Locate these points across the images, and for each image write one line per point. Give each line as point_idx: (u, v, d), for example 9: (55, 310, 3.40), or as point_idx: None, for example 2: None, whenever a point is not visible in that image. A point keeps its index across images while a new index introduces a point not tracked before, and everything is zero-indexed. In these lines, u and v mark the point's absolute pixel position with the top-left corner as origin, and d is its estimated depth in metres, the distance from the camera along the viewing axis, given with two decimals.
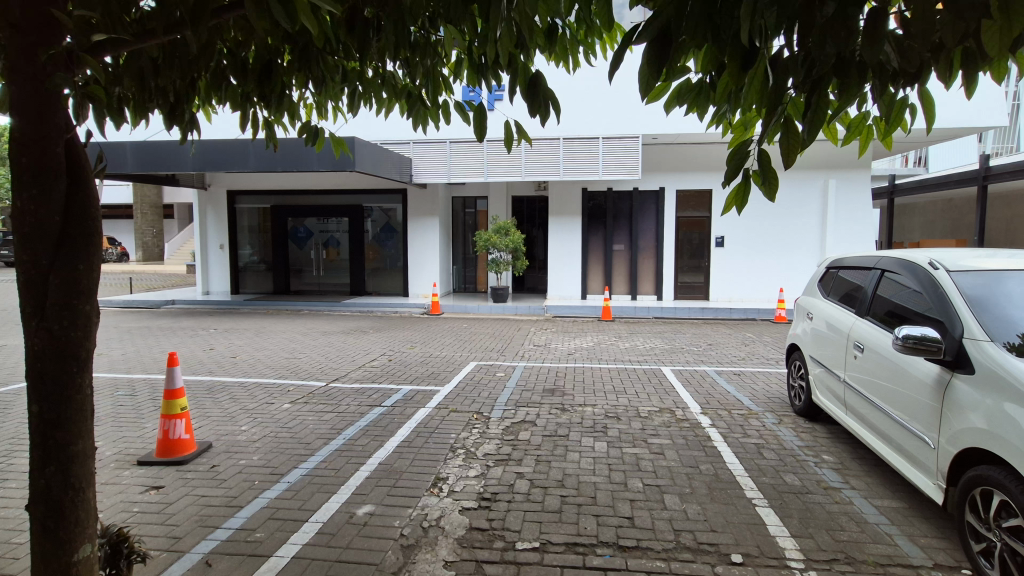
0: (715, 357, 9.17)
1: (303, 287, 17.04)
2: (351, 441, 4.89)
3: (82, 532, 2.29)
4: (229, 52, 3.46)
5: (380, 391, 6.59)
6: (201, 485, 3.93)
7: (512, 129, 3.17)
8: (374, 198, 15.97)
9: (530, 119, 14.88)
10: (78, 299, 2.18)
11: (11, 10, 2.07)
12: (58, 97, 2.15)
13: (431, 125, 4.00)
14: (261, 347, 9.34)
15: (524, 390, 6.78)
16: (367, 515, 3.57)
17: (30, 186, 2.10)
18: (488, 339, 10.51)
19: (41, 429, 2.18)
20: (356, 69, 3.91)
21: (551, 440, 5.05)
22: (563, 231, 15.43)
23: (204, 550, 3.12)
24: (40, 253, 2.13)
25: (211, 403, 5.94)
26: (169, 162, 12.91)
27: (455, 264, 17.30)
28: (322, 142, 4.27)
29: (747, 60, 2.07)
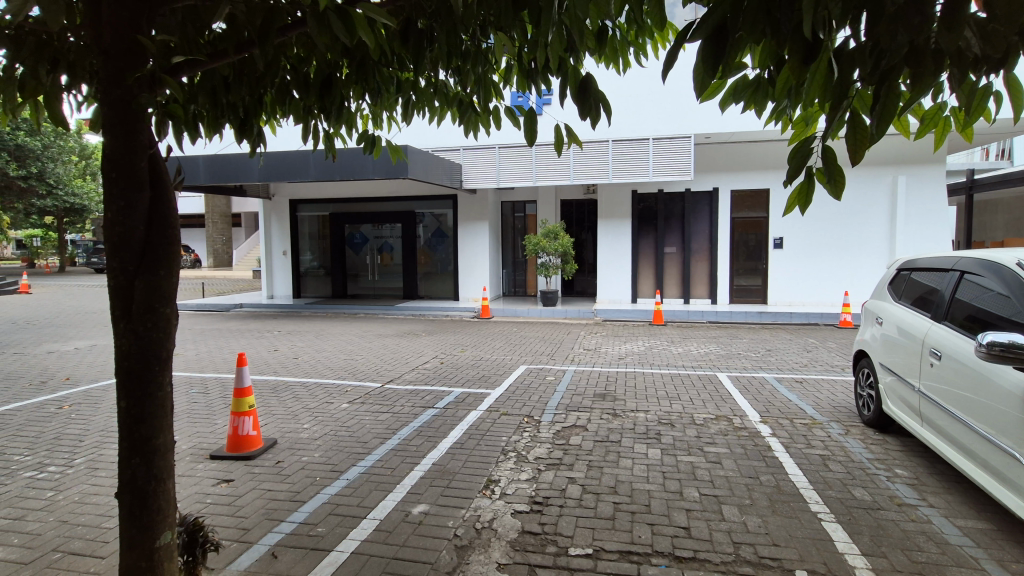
0: (775, 363, 8.79)
1: (359, 291, 17.62)
2: (405, 441, 5.02)
3: (164, 520, 2.45)
4: (291, 69, 3.65)
5: (432, 393, 6.72)
6: (267, 480, 4.14)
7: (563, 133, 3.13)
8: (426, 205, 16.33)
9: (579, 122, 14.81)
10: (160, 303, 2.36)
11: (104, 37, 2.27)
12: (142, 117, 2.33)
13: (482, 131, 4.04)
14: (321, 348, 9.75)
15: (574, 393, 6.75)
16: (422, 514, 3.64)
17: (118, 199, 2.29)
18: (537, 343, 10.54)
19: (127, 425, 2.35)
20: (410, 79, 4.00)
21: (603, 446, 4.99)
22: (613, 234, 15.24)
23: (271, 543, 3.28)
24: (126, 261, 2.32)
25: (276, 402, 6.24)
26: (238, 174, 13.72)
27: (505, 269, 17.43)
28: (379, 150, 4.41)
29: (809, 53, 1.97)
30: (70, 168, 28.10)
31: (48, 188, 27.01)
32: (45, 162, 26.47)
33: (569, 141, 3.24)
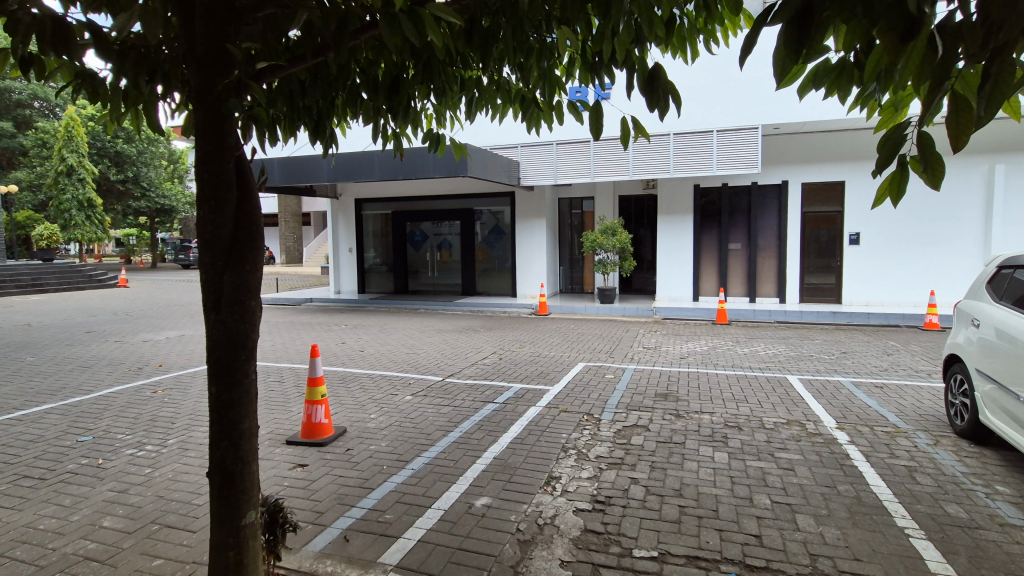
0: (851, 366, 8.24)
1: (420, 287, 18.10)
2: (466, 434, 5.10)
3: (248, 500, 2.60)
4: (361, 71, 3.77)
5: (491, 388, 6.78)
6: (339, 466, 4.33)
7: (629, 126, 3.03)
8: (484, 202, 16.50)
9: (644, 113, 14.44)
10: (246, 296, 2.52)
11: (197, 48, 2.44)
12: (229, 121, 2.49)
13: (544, 127, 4.02)
14: (385, 342, 10.09)
15: (635, 393, 6.61)
16: (485, 507, 3.69)
17: (209, 199, 2.46)
18: (595, 340, 10.41)
19: (217, 409, 2.51)
20: (473, 77, 4.03)
21: (667, 447, 4.86)
22: (673, 230, 14.80)
23: (343, 526, 3.43)
24: (217, 256, 2.48)
25: (344, 392, 6.52)
26: (308, 176, 14.44)
27: (562, 266, 17.34)
28: (444, 148, 4.48)
29: (909, 30, 1.80)
30: (161, 172, 30.53)
31: (142, 190, 29.50)
32: (139, 167, 29.18)
33: (634, 135, 3.14)
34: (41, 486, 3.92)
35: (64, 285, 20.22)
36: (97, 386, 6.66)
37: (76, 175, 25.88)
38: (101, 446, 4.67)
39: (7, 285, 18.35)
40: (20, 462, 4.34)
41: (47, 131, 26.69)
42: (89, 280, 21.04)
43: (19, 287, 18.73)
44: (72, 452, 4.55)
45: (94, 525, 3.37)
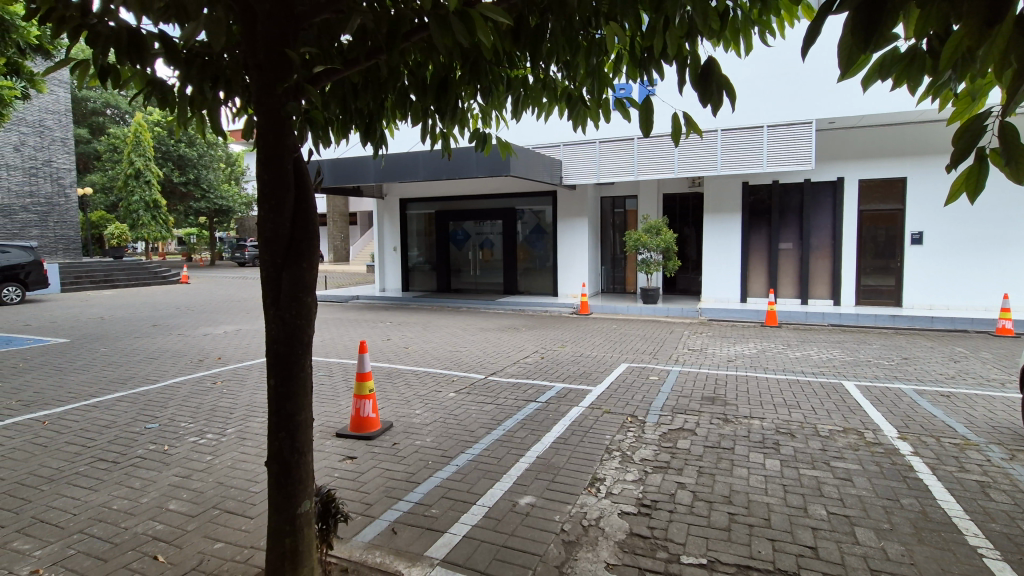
0: (913, 373, 7.79)
1: (462, 285, 18.28)
2: (509, 432, 5.12)
3: (304, 490, 2.68)
4: (410, 73, 3.83)
5: (534, 387, 6.78)
6: (386, 460, 4.44)
7: (681, 123, 2.94)
8: (526, 201, 16.52)
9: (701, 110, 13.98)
10: (303, 293, 2.61)
11: (258, 53, 2.55)
12: (288, 124, 2.58)
13: (591, 125, 3.95)
14: (428, 339, 10.25)
15: (680, 395, 6.46)
16: (528, 506, 3.70)
17: (269, 199, 2.56)
18: (638, 341, 10.25)
19: (276, 402, 2.61)
20: (520, 76, 4.02)
21: (715, 453, 4.72)
22: (720, 229, 14.36)
23: (390, 519, 3.50)
24: (276, 254, 2.58)
25: (390, 387, 6.67)
26: (356, 176, 14.86)
27: (604, 265, 17.16)
28: (490, 148, 4.49)
29: (995, 13, 1.65)
30: (219, 174, 32.08)
31: (202, 192, 31.10)
32: (199, 170, 30.80)
33: (686, 131, 3.04)
34: (114, 469, 4.18)
35: (133, 281, 21.55)
36: (162, 376, 7.06)
37: (143, 178, 27.51)
38: (166, 433, 4.95)
39: (83, 281, 19.74)
40: (95, 445, 4.65)
41: (118, 137, 28.50)
42: (154, 277, 22.35)
43: (93, 283, 20.09)
44: (141, 438, 4.84)
45: (161, 508, 3.58)
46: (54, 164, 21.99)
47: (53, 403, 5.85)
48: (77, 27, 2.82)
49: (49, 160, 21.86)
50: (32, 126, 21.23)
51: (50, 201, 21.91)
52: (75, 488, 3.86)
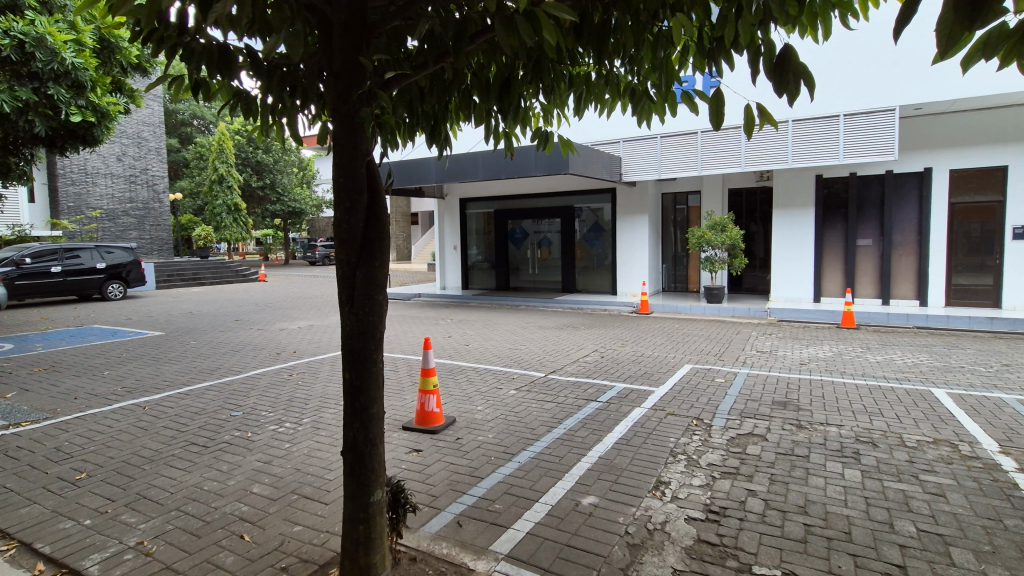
0: (1017, 381, 7.05)
1: (520, 284, 18.37)
2: (571, 432, 5.09)
3: (376, 480, 2.79)
4: (473, 75, 3.89)
5: (594, 386, 6.71)
6: (450, 454, 4.54)
7: (754, 115, 2.79)
8: (585, 199, 16.37)
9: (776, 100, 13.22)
10: (375, 291, 2.72)
11: (334, 62, 2.67)
12: (361, 129, 2.70)
13: (656, 120, 3.81)
14: (488, 337, 10.38)
15: (749, 399, 6.19)
16: (592, 506, 3.67)
17: (344, 201, 2.68)
18: (703, 341, 9.90)
19: (350, 395, 2.73)
20: (583, 72, 3.97)
21: (788, 460, 4.49)
22: (791, 225, 13.60)
23: (456, 512, 3.59)
24: (350, 254, 2.70)
25: (453, 384, 6.81)
26: (418, 177, 15.29)
27: (665, 263, 16.71)
28: (551, 146, 4.47)
29: None
30: (292, 178, 33.95)
31: (277, 195, 33.07)
32: (274, 174, 32.72)
33: (760, 123, 2.89)
34: (204, 452, 4.54)
35: (217, 279, 23.22)
36: (244, 368, 7.57)
37: (225, 183, 29.56)
38: (249, 421, 5.31)
39: (174, 279, 21.51)
40: (188, 430, 5.06)
41: (204, 145, 30.82)
42: (236, 275, 23.96)
43: (183, 281, 21.83)
44: (227, 424, 5.21)
45: (246, 491, 3.84)
46: (150, 172, 24.08)
47: (152, 390, 6.43)
48: (174, 45, 3.06)
49: (146, 168, 23.94)
50: (131, 138, 23.30)
51: (147, 206, 24.02)
52: (172, 469, 4.22)
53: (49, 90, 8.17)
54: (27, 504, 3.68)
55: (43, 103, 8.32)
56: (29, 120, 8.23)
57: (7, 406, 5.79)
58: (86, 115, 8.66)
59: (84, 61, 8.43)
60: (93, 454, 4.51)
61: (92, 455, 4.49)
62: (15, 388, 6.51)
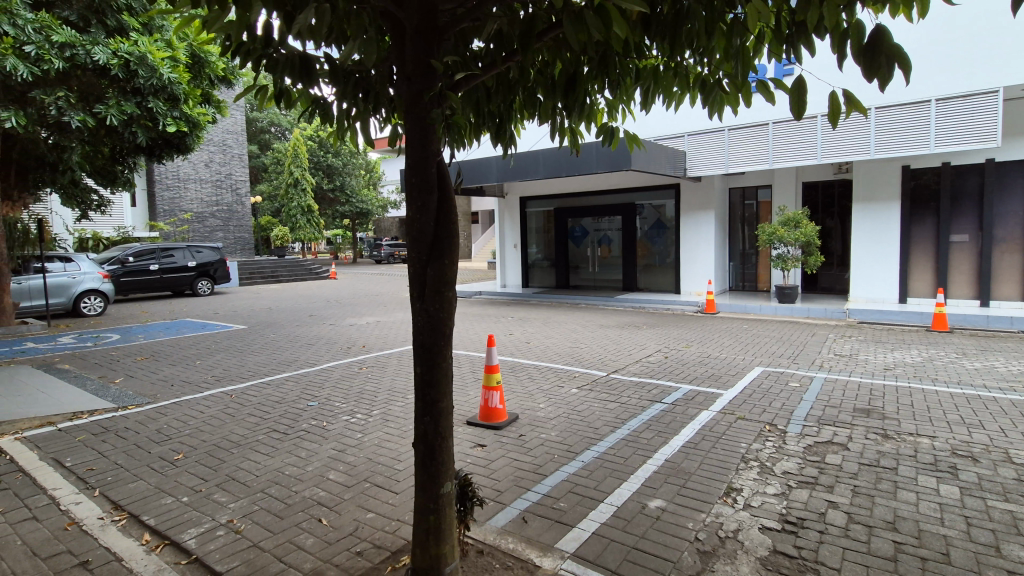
0: None
1: (580, 282, 18.19)
2: (635, 432, 5.00)
3: (445, 472, 2.84)
4: (538, 73, 3.88)
5: (658, 387, 6.55)
6: (513, 450, 4.58)
7: (840, 104, 2.58)
8: (647, 195, 15.99)
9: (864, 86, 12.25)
10: (445, 287, 2.77)
11: (407, 66, 2.75)
12: (432, 130, 2.77)
13: (728, 112, 3.63)
14: (549, 335, 10.38)
15: (828, 405, 5.82)
16: (659, 509, 3.58)
17: (416, 200, 2.76)
18: (775, 343, 9.43)
19: (422, 389, 2.80)
20: (650, 64, 3.85)
21: (873, 472, 4.19)
22: (873, 220, 12.62)
23: (521, 508, 3.61)
24: (420, 252, 2.77)
25: (515, 381, 6.87)
26: (481, 176, 15.53)
27: (732, 261, 16.03)
28: (617, 142, 4.38)
29: None
30: (360, 180, 35.43)
31: (346, 197, 34.61)
32: (343, 177, 34.28)
33: (847, 112, 2.66)
34: (285, 439, 4.83)
35: (293, 277, 24.58)
36: (318, 360, 7.98)
37: (300, 186, 31.25)
38: (324, 411, 5.60)
39: (255, 277, 23.06)
40: (269, 418, 5.40)
41: (281, 151, 32.71)
42: (309, 273, 25.20)
43: (263, 278, 23.36)
44: (304, 413, 5.52)
45: (323, 477, 4.06)
46: (233, 177, 25.81)
47: (237, 380, 6.90)
48: (259, 57, 3.26)
49: (230, 174, 25.68)
50: (217, 146, 25.06)
51: (231, 209, 25.80)
52: (257, 453, 4.52)
53: (149, 103, 8.94)
54: (134, 479, 4.07)
55: (145, 115, 9.08)
56: (132, 131, 9.07)
57: (116, 390, 6.41)
58: (180, 125, 9.37)
59: (178, 76, 9.16)
60: (189, 437, 4.91)
61: (187, 438, 4.88)
62: (123, 375, 7.19)
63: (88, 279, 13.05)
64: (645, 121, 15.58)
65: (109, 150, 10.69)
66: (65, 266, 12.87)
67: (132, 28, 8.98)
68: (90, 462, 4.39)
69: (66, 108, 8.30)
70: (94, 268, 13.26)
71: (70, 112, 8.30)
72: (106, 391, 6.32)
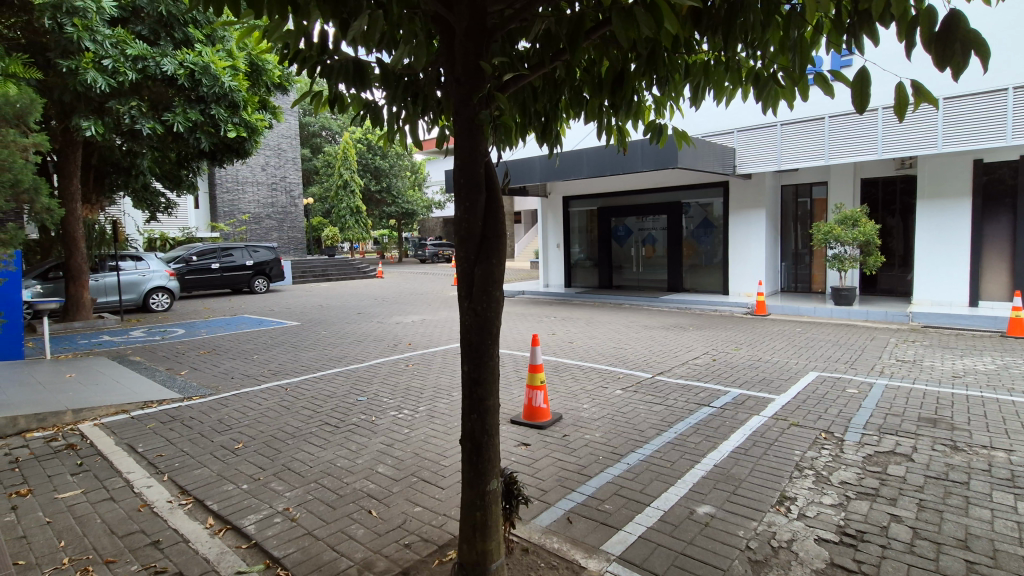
0: None
1: (623, 282, 17.93)
2: (682, 436, 4.89)
3: (491, 470, 2.87)
4: (584, 72, 3.85)
5: (706, 390, 6.39)
6: (557, 450, 4.58)
7: (907, 95, 2.42)
8: (694, 194, 15.60)
9: (935, 74, 11.52)
10: (493, 287, 2.80)
11: (457, 68, 2.79)
12: (480, 130, 2.79)
13: (783, 106, 3.48)
14: (593, 335, 10.30)
15: (889, 413, 5.52)
16: (708, 515, 3.50)
17: (465, 201, 2.79)
18: (830, 347, 9.02)
19: (470, 388, 2.84)
20: (700, 59, 3.75)
21: (941, 485, 3.94)
22: (941, 218, 11.83)
23: (566, 508, 3.61)
24: (468, 252, 2.81)
25: (558, 381, 6.85)
26: (525, 176, 15.58)
27: (784, 261, 15.42)
28: (665, 139, 4.28)
29: None
30: (406, 181, 36.21)
31: (393, 198, 35.44)
32: (390, 178, 35.13)
33: (916, 104, 2.50)
34: (336, 432, 4.99)
35: (342, 276, 25.38)
36: (366, 357, 8.22)
37: (349, 188, 32.23)
38: (372, 406, 5.76)
39: (307, 276, 23.98)
40: (321, 411, 5.60)
41: (332, 154, 33.84)
42: (357, 272, 25.88)
43: (314, 277, 24.24)
44: (354, 408, 5.70)
45: (373, 470, 4.18)
46: (288, 180, 26.88)
47: (291, 374, 7.20)
48: (315, 64, 3.40)
49: (285, 177, 26.75)
50: (273, 150, 26.17)
51: (286, 210, 26.87)
52: (310, 445, 4.70)
53: (212, 110, 9.46)
54: (199, 466, 4.31)
55: (208, 122, 9.62)
56: (197, 137, 9.64)
57: (182, 382, 6.80)
58: (240, 131, 9.90)
59: (238, 83, 9.62)
60: (247, 427, 5.16)
61: (246, 428, 5.13)
62: (187, 367, 7.63)
63: (156, 276, 13.88)
64: (693, 118, 15.21)
65: (176, 156, 11.38)
66: (136, 265, 13.77)
67: (197, 41, 9.49)
68: (159, 448, 4.68)
69: (139, 117, 8.92)
70: (161, 266, 14.11)
71: (142, 120, 8.88)
72: (174, 382, 6.73)
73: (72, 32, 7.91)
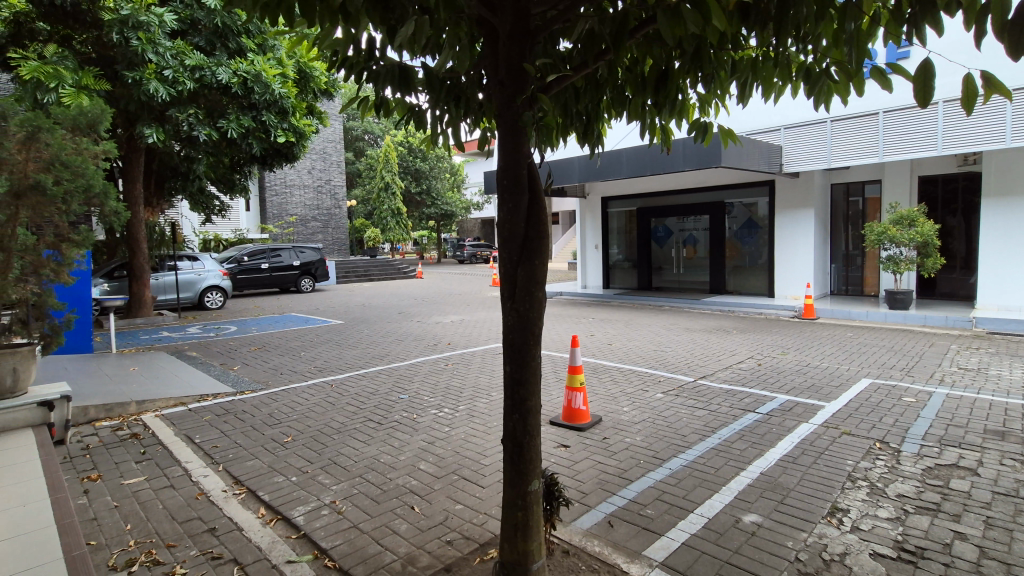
0: None
1: (663, 284, 17.61)
2: (726, 442, 4.77)
3: (532, 470, 2.87)
4: (627, 71, 3.80)
5: (751, 396, 6.20)
6: (597, 452, 4.54)
7: (975, 86, 2.28)
8: (738, 193, 15.17)
9: (1005, 63, 10.77)
10: (534, 287, 2.81)
11: (501, 71, 2.80)
12: (523, 131, 2.80)
13: (837, 101, 3.34)
14: (633, 337, 10.17)
15: (951, 424, 5.21)
16: (755, 525, 3.39)
17: (508, 202, 2.81)
18: (885, 353, 8.59)
19: (511, 388, 2.85)
20: (747, 54, 3.64)
21: (1010, 502, 3.70)
22: (1008, 218, 11.10)
23: (606, 511, 3.57)
24: (510, 252, 2.83)
25: (598, 383, 6.79)
26: (564, 176, 15.52)
27: (834, 263, 14.80)
28: (710, 137, 4.19)
29: None
30: (445, 183, 36.68)
31: (432, 199, 35.96)
32: (430, 180, 35.68)
33: (986, 95, 2.35)
34: (378, 429, 5.11)
35: (383, 276, 25.93)
36: (406, 356, 8.36)
37: (390, 190, 32.87)
38: (413, 404, 5.86)
39: (350, 276, 24.62)
40: (364, 408, 5.74)
41: (374, 157, 34.64)
42: (398, 272, 26.39)
43: (357, 277, 24.87)
44: (395, 405, 5.81)
45: (414, 466, 4.25)
46: (332, 183, 27.64)
47: (334, 371, 7.41)
48: (361, 70, 3.48)
49: (329, 180, 27.52)
50: (318, 154, 26.99)
51: (330, 212, 27.64)
52: (354, 440, 4.83)
53: (263, 117, 9.86)
54: (251, 458, 4.50)
55: (259, 128, 10.03)
56: (249, 142, 10.05)
57: (234, 376, 7.11)
58: (289, 136, 10.29)
59: (287, 90, 10.01)
60: (295, 422, 5.34)
61: (294, 423, 5.31)
62: (239, 363, 7.97)
63: (210, 276, 14.56)
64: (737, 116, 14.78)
65: (229, 161, 11.91)
66: (192, 265, 14.49)
67: (250, 50, 9.91)
68: (214, 439, 4.91)
69: (196, 124, 9.37)
70: (215, 266, 14.79)
71: (199, 127, 9.32)
72: (226, 377, 7.04)
73: (138, 45, 8.42)
